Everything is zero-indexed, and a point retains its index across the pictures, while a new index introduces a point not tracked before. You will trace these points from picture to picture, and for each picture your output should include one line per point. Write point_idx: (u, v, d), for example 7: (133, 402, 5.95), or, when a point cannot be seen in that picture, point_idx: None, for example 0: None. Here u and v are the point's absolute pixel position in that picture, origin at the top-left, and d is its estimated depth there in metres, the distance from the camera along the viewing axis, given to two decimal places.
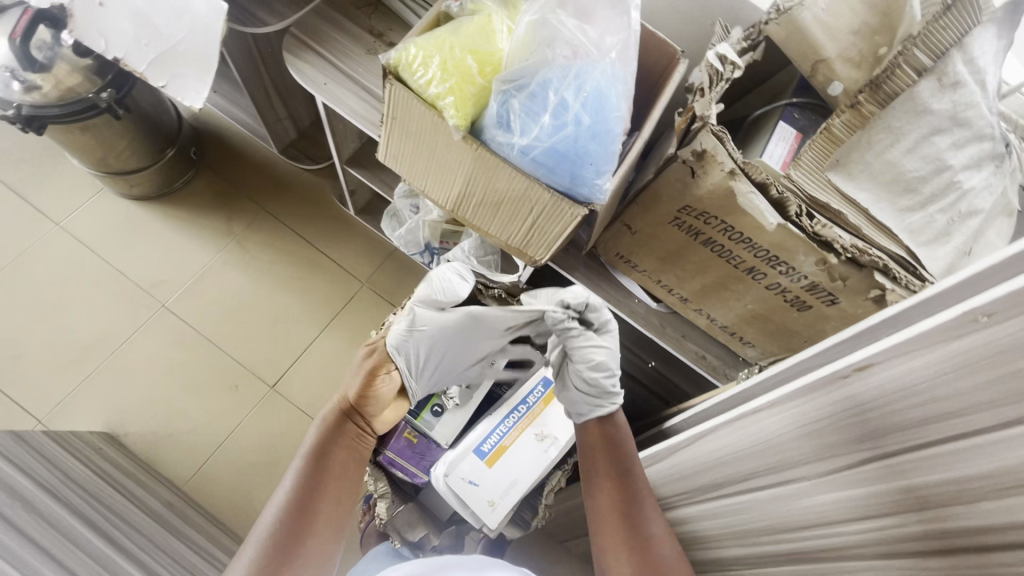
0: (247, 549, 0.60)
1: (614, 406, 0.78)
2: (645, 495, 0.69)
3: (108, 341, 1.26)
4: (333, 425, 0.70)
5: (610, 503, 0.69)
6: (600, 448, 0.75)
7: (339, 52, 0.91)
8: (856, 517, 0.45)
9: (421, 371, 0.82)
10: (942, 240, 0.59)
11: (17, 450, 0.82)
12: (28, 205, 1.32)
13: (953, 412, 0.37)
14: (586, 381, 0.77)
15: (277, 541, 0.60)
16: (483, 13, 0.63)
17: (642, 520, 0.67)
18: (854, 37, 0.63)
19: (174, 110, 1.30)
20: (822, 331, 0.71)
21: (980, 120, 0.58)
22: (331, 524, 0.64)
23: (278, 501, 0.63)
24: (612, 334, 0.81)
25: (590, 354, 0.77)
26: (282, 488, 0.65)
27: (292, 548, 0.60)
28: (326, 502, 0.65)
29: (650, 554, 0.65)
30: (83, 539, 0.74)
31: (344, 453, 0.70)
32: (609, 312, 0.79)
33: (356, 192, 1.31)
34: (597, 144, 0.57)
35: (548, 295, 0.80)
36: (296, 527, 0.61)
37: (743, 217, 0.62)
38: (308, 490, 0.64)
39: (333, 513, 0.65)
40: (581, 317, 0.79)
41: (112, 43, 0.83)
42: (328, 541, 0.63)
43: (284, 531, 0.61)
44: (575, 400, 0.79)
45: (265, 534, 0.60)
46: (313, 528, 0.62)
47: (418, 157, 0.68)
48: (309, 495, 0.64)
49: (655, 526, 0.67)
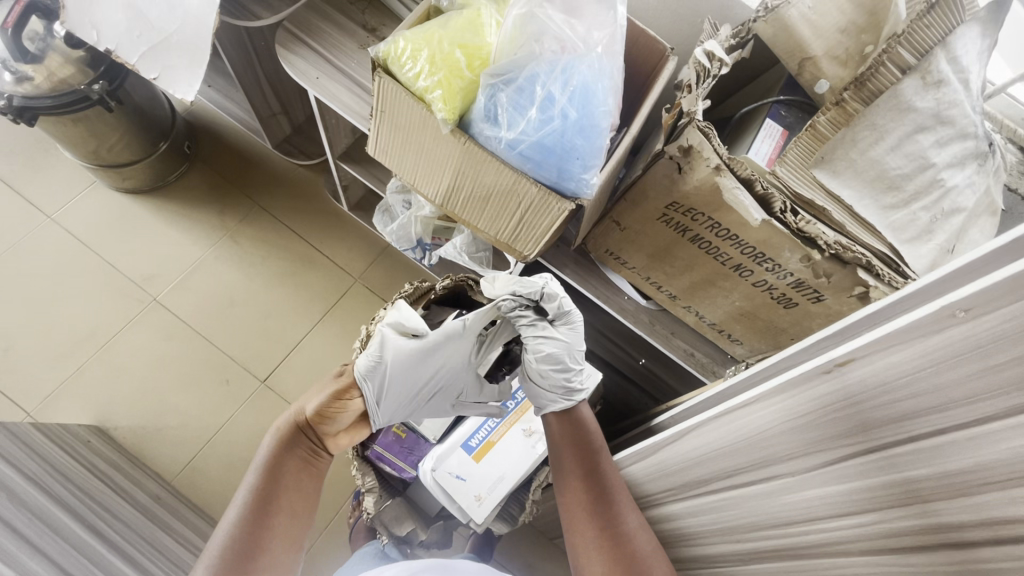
0: (200, 562, 0.60)
1: (572, 401, 0.80)
2: (617, 490, 0.70)
3: (97, 334, 1.26)
4: (291, 437, 0.70)
5: (583, 501, 0.70)
6: (569, 446, 0.76)
7: (330, 46, 0.91)
8: (842, 513, 0.45)
9: (388, 399, 0.80)
10: (924, 238, 0.60)
11: (7, 443, 0.82)
12: (20, 197, 1.32)
13: (934, 407, 0.37)
14: (541, 376, 0.79)
15: (232, 552, 0.61)
16: (472, 7, 0.63)
17: (615, 513, 0.68)
18: (841, 36, 0.64)
19: (168, 104, 1.30)
20: (809, 327, 0.71)
21: (964, 118, 0.59)
22: (287, 536, 0.65)
23: (234, 513, 0.64)
24: (573, 324, 0.80)
25: (540, 347, 0.78)
26: (237, 498, 0.66)
27: (249, 558, 0.61)
28: (283, 511, 0.66)
29: (627, 547, 0.66)
30: (68, 532, 0.74)
31: (302, 466, 0.70)
32: (568, 303, 0.79)
33: (348, 188, 1.31)
34: (584, 138, 0.57)
35: (505, 282, 0.78)
36: (253, 537, 0.62)
37: (730, 213, 0.62)
38: (263, 506, 0.65)
39: (289, 522, 0.66)
40: (537, 307, 0.80)
41: (104, 35, 0.83)
42: (285, 550, 0.65)
43: (240, 542, 0.62)
44: (532, 392, 0.82)
45: (221, 545, 0.61)
46: (270, 539, 0.64)
47: (407, 150, 0.68)
48: (263, 512, 0.64)
49: (629, 519, 0.67)
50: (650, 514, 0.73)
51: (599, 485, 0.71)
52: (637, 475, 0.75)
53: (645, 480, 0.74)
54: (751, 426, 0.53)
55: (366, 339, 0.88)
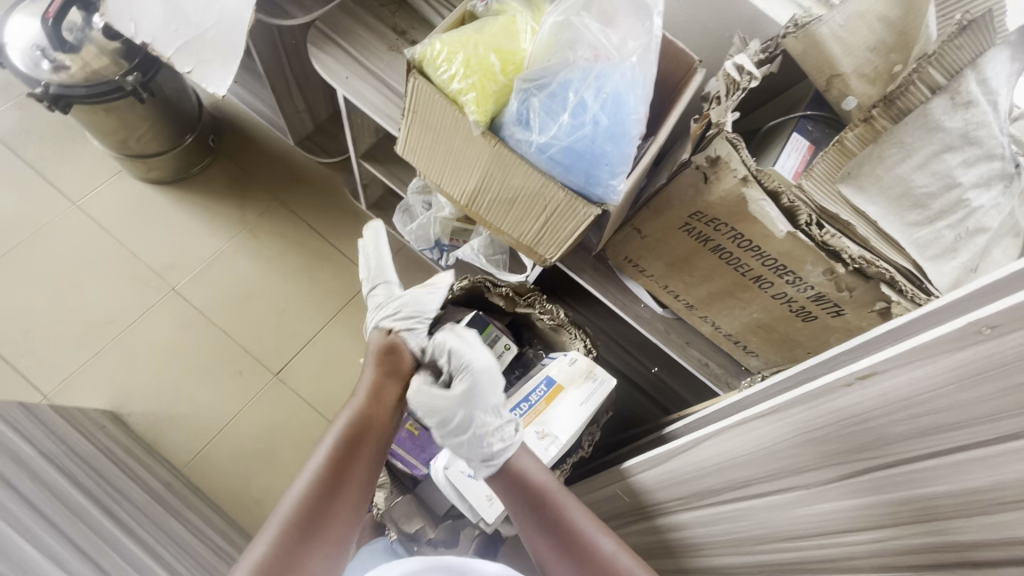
0: (265, 533, 0.56)
1: (490, 465, 0.69)
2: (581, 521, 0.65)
3: (116, 321, 1.28)
4: (358, 418, 0.66)
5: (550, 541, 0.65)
6: (512, 489, 0.69)
7: (361, 46, 0.93)
8: (855, 527, 0.45)
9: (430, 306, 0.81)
10: (950, 255, 0.61)
11: (26, 422, 0.83)
12: (46, 183, 1.35)
13: (954, 423, 0.37)
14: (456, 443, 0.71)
15: (290, 538, 0.56)
16: (508, 14, 0.65)
17: (582, 548, 0.63)
18: (871, 54, 0.65)
19: (196, 98, 1.33)
20: (826, 342, 0.72)
21: (992, 139, 0.59)
22: (350, 519, 0.61)
23: (301, 487, 0.59)
24: (471, 372, 0.70)
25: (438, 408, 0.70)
26: (306, 471, 0.61)
27: (304, 548, 0.56)
28: (346, 494, 0.61)
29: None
30: (85, 512, 0.75)
31: (369, 450, 0.64)
32: (459, 350, 0.71)
33: (368, 186, 1.33)
34: (614, 145, 0.58)
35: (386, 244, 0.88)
36: (313, 518, 0.57)
37: (754, 225, 0.63)
38: (332, 482, 0.60)
39: (354, 501, 0.61)
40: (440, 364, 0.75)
41: (141, 27, 0.85)
42: (342, 537, 0.59)
43: (297, 529, 0.56)
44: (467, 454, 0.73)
45: (276, 531, 0.56)
46: (327, 529, 0.58)
47: (436, 151, 0.69)
48: (331, 489, 0.60)
49: (603, 543, 0.63)
50: (659, 522, 0.73)
51: (556, 529, 0.65)
52: (648, 482, 0.75)
53: (655, 487, 0.74)
54: (766, 436, 0.53)
55: None
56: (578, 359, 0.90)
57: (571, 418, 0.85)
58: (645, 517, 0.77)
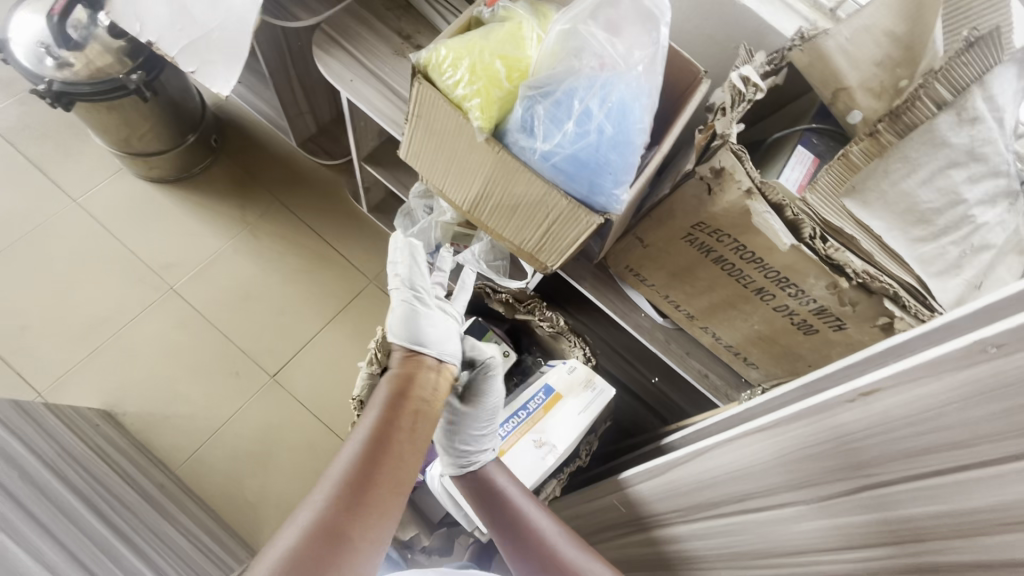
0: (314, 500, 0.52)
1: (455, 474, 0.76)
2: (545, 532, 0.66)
3: (113, 319, 1.27)
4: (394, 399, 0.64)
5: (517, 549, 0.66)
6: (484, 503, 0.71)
7: (367, 51, 0.93)
8: (855, 544, 0.45)
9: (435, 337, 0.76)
10: (952, 273, 0.60)
11: (18, 420, 0.83)
12: (47, 180, 1.34)
13: (957, 442, 0.37)
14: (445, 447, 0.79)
15: (339, 503, 0.51)
16: (515, 20, 0.65)
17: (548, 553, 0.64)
18: (877, 69, 0.65)
19: (199, 98, 1.32)
20: (828, 355, 0.71)
21: (998, 156, 0.59)
22: (397, 486, 0.57)
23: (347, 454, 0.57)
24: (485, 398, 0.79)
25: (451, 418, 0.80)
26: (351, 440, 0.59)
27: (348, 530, 0.50)
28: (393, 458, 0.58)
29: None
30: (75, 514, 0.74)
31: (406, 417, 0.63)
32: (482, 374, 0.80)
33: (370, 189, 1.33)
34: (618, 154, 0.58)
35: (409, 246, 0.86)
36: (361, 480, 0.54)
37: (758, 236, 0.63)
38: (377, 447, 0.57)
39: (399, 466, 0.58)
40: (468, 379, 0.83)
41: (146, 27, 0.86)
42: (391, 504, 0.55)
43: (344, 492, 0.52)
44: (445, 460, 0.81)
45: (324, 498, 0.52)
46: (369, 508, 0.53)
47: (439, 156, 0.69)
48: (378, 453, 0.57)
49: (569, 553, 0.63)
50: (655, 534, 0.72)
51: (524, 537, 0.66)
52: (646, 493, 0.74)
53: (654, 499, 0.73)
54: (765, 450, 0.53)
55: (381, 339, 0.89)
56: (577, 368, 0.90)
57: (569, 427, 0.85)
58: (642, 528, 0.76)
